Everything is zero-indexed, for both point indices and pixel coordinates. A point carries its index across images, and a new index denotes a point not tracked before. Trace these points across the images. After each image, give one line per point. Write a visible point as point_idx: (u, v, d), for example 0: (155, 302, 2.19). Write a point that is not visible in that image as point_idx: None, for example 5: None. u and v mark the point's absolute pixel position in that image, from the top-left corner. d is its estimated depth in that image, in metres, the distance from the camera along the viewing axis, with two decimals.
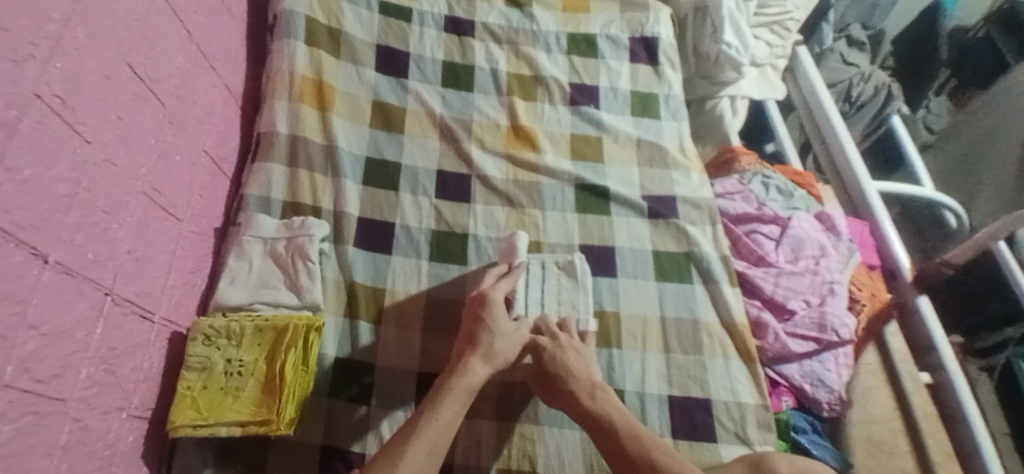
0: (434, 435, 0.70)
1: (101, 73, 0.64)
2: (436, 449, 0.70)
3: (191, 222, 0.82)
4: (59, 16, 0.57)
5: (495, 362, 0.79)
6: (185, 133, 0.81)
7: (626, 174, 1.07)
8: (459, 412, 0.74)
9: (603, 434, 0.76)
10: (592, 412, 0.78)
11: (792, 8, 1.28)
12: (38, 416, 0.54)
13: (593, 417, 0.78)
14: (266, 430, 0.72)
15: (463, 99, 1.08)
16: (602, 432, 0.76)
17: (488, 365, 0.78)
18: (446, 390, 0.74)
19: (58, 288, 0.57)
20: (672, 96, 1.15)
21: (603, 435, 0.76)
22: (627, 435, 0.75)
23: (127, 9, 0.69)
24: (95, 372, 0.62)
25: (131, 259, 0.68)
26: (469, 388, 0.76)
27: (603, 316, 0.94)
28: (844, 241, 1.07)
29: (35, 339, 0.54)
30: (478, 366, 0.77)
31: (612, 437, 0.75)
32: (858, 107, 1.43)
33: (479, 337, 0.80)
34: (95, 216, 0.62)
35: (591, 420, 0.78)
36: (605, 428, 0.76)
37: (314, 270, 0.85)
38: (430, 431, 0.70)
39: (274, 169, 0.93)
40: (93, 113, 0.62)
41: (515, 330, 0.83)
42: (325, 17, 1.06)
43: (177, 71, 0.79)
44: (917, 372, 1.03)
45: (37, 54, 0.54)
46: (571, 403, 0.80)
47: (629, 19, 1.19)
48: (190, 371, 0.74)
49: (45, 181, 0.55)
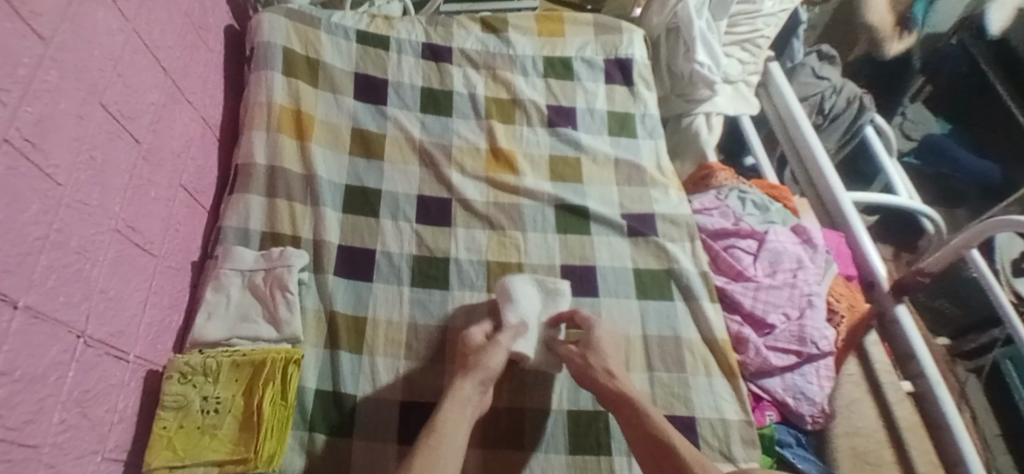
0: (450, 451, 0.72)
1: (72, 114, 0.63)
2: (431, 457, 0.71)
3: (168, 257, 0.81)
4: (30, 60, 0.58)
5: (485, 380, 0.81)
6: (161, 168, 0.80)
7: (605, 193, 1.08)
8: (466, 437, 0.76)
9: (637, 426, 0.77)
10: (626, 394, 0.80)
11: (762, 25, 1.28)
12: (12, 463, 0.53)
13: (631, 406, 0.79)
14: (245, 468, 0.71)
15: (442, 124, 1.09)
16: (635, 423, 0.77)
17: (477, 385, 0.80)
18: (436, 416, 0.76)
19: (30, 333, 0.56)
20: (647, 114, 1.17)
21: (636, 426, 0.77)
22: (660, 423, 0.76)
23: (100, 48, 0.69)
24: (69, 416, 0.61)
25: (105, 298, 0.67)
26: (468, 408, 0.78)
27: (631, 342, 0.95)
28: (821, 253, 1.08)
29: (6, 386, 0.53)
30: (466, 389, 0.80)
31: (645, 430, 0.76)
32: (832, 119, 1.45)
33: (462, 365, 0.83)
34: (67, 258, 0.62)
35: (622, 398, 0.80)
36: (642, 414, 0.77)
37: (294, 300, 0.85)
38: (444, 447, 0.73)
39: (252, 199, 0.93)
40: (64, 154, 0.62)
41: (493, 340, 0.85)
42: (303, 48, 1.06)
43: (152, 107, 0.79)
44: (898, 382, 1.05)
45: (7, 99, 0.54)
46: (607, 388, 0.81)
47: (604, 41, 1.21)
48: (166, 410, 0.73)
49: (16, 225, 0.55)
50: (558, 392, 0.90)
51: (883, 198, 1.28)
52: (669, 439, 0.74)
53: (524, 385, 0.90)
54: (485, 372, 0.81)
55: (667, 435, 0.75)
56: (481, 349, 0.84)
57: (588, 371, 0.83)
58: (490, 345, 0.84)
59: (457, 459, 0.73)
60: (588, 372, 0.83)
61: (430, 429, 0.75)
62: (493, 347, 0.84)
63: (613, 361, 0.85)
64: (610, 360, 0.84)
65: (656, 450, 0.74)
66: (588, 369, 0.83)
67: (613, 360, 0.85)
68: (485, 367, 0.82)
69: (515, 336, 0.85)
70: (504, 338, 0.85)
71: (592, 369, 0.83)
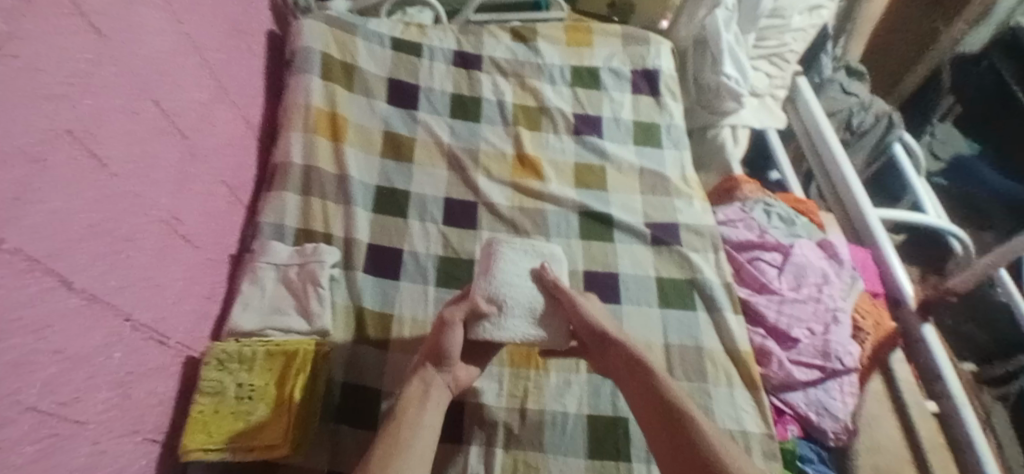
0: (423, 442, 0.68)
1: (127, 109, 0.67)
2: (395, 442, 0.67)
3: (207, 249, 0.85)
4: (89, 57, 0.61)
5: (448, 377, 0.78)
6: (204, 164, 0.84)
7: (628, 201, 1.09)
8: (432, 423, 0.72)
9: (648, 389, 0.73)
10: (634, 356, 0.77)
11: (790, 40, 1.29)
12: (58, 438, 0.56)
13: (644, 367, 0.75)
14: (276, 454, 0.74)
15: (470, 129, 1.11)
16: (647, 389, 0.73)
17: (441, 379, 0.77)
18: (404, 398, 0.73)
19: (81, 314, 0.59)
20: (673, 125, 1.18)
21: (648, 391, 0.73)
22: (671, 387, 0.73)
23: (152, 48, 0.72)
24: (113, 395, 0.64)
25: (150, 285, 0.70)
26: (431, 391, 0.75)
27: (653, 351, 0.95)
28: (847, 269, 1.08)
29: (58, 363, 0.56)
30: (428, 370, 0.77)
31: (657, 393, 0.72)
32: (859, 135, 1.45)
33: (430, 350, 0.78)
34: (118, 246, 0.65)
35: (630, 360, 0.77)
36: (654, 380, 0.74)
37: (325, 295, 0.88)
38: (420, 440, 0.68)
39: (288, 198, 0.96)
40: (118, 147, 0.65)
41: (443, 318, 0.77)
42: (340, 54, 1.10)
43: (198, 105, 0.83)
44: (922, 402, 1.04)
45: (69, 92, 0.58)
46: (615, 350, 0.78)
47: (630, 52, 1.23)
48: (202, 395, 0.76)
49: (73, 212, 0.58)
50: (578, 396, 0.91)
51: (911, 216, 1.27)
52: (681, 403, 0.70)
53: (544, 388, 0.92)
54: (443, 356, 0.77)
55: (678, 399, 0.71)
56: (438, 330, 0.77)
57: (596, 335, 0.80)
58: (447, 324, 0.76)
59: (425, 445, 0.68)
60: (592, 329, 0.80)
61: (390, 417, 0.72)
62: (447, 329, 0.76)
63: (614, 327, 0.81)
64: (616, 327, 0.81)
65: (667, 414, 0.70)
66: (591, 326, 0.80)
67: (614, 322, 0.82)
68: (443, 349, 0.77)
69: (481, 317, 0.78)
70: (454, 312, 0.77)
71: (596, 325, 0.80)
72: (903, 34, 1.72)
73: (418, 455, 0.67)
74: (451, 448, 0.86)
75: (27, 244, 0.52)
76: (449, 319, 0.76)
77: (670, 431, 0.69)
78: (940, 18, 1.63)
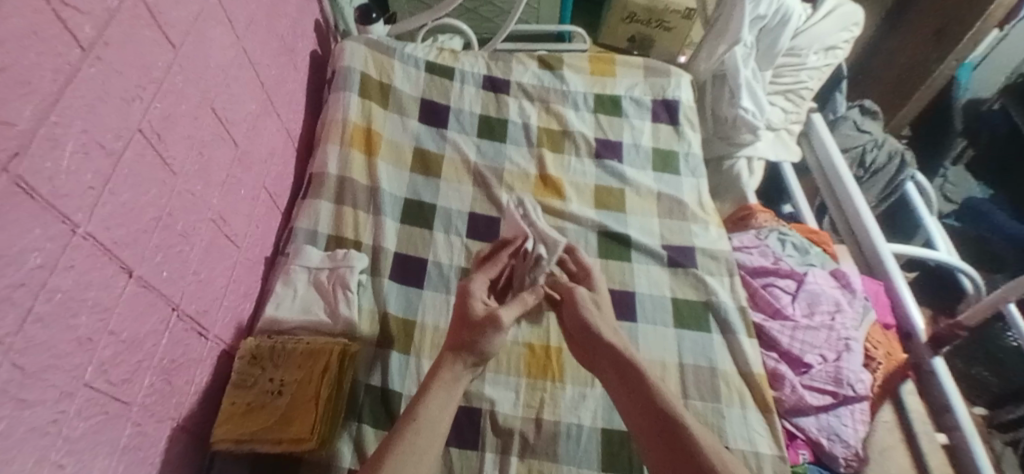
0: (425, 441, 0.68)
1: (190, 114, 0.72)
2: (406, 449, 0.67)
3: (247, 250, 0.89)
4: (162, 64, 0.66)
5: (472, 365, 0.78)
6: (250, 170, 0.89)
7: (646, 223, 1.13)
8: (443, 413, 0.72)
9: (639, 395, 0.74)
10: (629, 358, 0.78)
11: (807, 77, 1.32)
12: (106, 417, 0.60)
13: (636, 372, 0.76)
14: (300, 447, 0.76)
15: (495, 149, 1.16)
16: (639, 394, 0.74)
17: (465, 370, 0.77)
18: (425, 389, 0.74)
19: (136, 301, 0.63)
20: (691, 154, 1.22)
21: (637, 394, 0.74)
22: (662, 390, 0.74)
23: (214, 60, 0.78)
24: (156, 381, 0.67)
25: (196, 280, 0.74)
26: (457, 384, 0.76)
27: (665, 367, 0.98)
28: (859, 298, 1.09)
29: (113, 345, 0.60)
30: (456, 364, 0.77)
31: (648, 394, 0.73)
32: (872, 173, 1.47)
33: (463, 348, 0.78)
34: (173, 239, 0.69)
35: (619, 361, 0.78)
36: (646, 387, 0.74)
37: (353, 298, 0.92)
38: (422, 440, 0.68)
39: (322, 205, 1.01)
40: (180, 148, 0.70)
41: (492, 316, 0.80)
42: (378, 74, 1.16)
43: (248, 115, 0.88)
44: (934, 433, 1.04)
45: (143, 95, 0.63)
46: (607, 350, 0.79)
47: (651, 83, 1.28)
48: (236, 388, 0.80)
49: (137, 204, 0.62)
50: (593, 410, 0.93)
51: (920, 251, 1.29)
52: (670, 406, 0.72)
53: (560, 399, 0.94)
54: (476, 352, 0.78)
55: (672, 407, 0.72)
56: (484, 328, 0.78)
57: (588, 337, 0.82)
58: (494, 323, 0.79)
59: (432, 449, 0.69)
60: (592, 329, 0.82)
61: (409, 418, 0.70)
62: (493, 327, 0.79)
63: (614, 334, 0.82)
64: (611, 325, 0.83)
65: (652, 412, 0.72)
66: (597, 328, 0.82)
67: (609, 328, 0.83)
68: (475, 344, 0.78)
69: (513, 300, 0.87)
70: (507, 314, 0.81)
71: (597, 331, 0.81)
72: (903, 72, 1.71)
73: (423, 454, 0.68)
74: (468, 453, 0.88)
75: (96, 230, 0.57)
76: (500, 320, 0.79)
77: (653, 432, 0.70)
78: (933, 57, 1.61)
